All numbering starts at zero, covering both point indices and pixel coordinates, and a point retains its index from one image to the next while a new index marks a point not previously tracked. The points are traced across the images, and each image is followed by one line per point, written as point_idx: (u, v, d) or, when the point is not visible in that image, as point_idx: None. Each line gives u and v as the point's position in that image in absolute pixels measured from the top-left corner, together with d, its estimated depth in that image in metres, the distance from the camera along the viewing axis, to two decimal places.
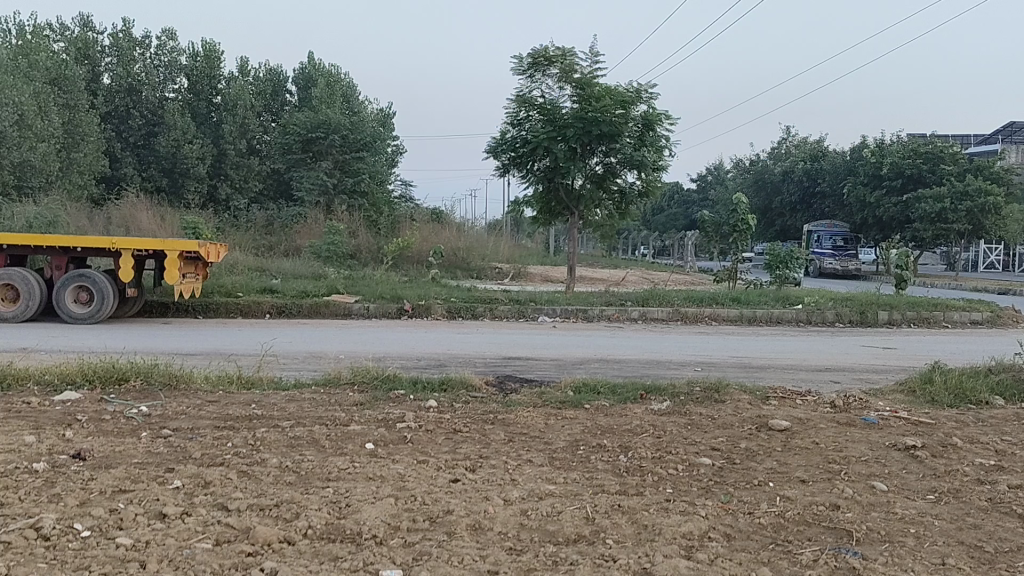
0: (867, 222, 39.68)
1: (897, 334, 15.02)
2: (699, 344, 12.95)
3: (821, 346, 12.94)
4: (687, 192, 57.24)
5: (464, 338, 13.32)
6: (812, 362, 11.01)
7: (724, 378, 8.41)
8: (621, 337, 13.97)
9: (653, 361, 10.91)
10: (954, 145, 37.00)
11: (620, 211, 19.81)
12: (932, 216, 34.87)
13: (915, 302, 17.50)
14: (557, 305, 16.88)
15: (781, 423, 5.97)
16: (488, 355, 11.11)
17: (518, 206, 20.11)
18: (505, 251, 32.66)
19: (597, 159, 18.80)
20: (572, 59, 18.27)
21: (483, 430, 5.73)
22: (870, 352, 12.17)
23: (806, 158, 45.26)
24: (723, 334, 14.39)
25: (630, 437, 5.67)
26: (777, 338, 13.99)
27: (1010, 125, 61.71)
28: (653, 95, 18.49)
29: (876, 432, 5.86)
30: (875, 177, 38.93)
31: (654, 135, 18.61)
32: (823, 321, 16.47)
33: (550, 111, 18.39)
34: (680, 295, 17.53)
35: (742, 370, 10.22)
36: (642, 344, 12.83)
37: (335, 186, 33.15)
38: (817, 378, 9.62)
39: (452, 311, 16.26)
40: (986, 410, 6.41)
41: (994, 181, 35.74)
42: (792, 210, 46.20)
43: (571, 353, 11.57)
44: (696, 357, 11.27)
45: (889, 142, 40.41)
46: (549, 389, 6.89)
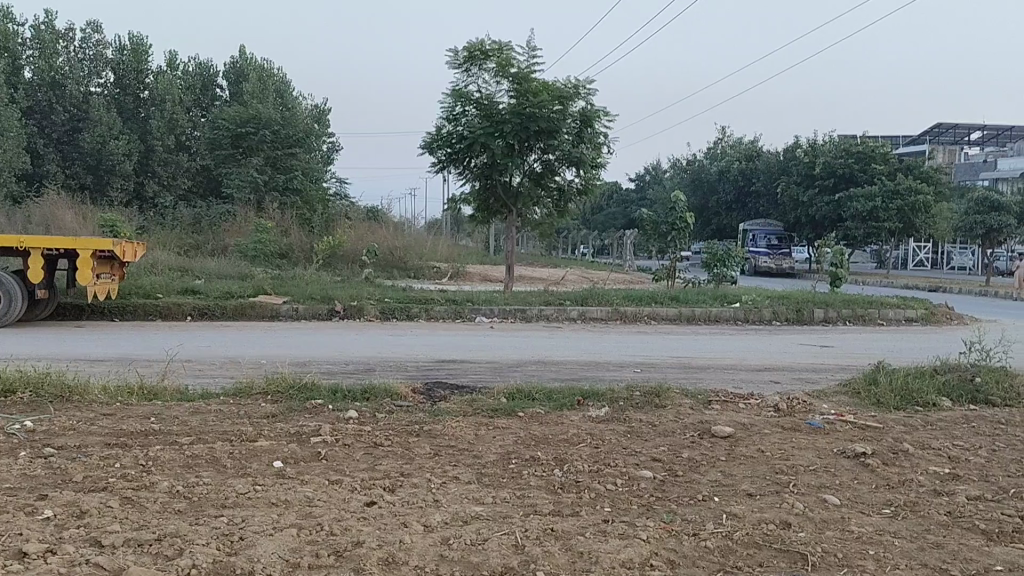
0: (801, 221, 40.14)
1: (835, 332, 14.95)
2: (637, 344, 12.63)
3: (761, 345, 12.76)
4: (625, 192, 57.43)
5: (396, 340, 12.78)
6: (752, 362, 10.76)
7: (665, 382, 8.05)
8: (558, 337, 13.58)
9: (591, 362, 10.54)
10: (884, 145, 37.65)
11: (559, 209, 19.47)
12: (864, 214, 35.45)
13: (850, 300, 17.53)
14: (494, 305, 16.42)
15: (725, 430, 5.61)
16: (420, 359, 10.61)
17: (455, 204, 19.61)
18: (444, 250, 32.09)
19: (535, 156, 18.43)
20: (508, 53, 17.88)
21: (406, 444, 5.25)
22: (808, 350, 12.04)
23: (742, 158, 45.74)
24: (661, 334, 14.10)
25: (565, 448, 5.25)
26: (715, 337, 13.77)
27: (937, 127, 63.46)
28: (590, 92, 18.20)
29: (824, 438, 5.55)
30: (807, 177, 39.46)
31: (592, 132, 18.33)
32: (760, 319, 16.36)
33: (487, 106, 17.94)
34: (618, 294, 17.25)
35: (682, 372, 9.90)
36: (579, 345, 12.46)
37: (266, 183, 32.07)
38: (758, 379, 9.36)
39: (385, 312, 15.72)
40: (933, 413, 6.17)
41: (924, 180, 36.52)
42: (728, 209, 46.59)
43: (507, 355, 11.15)
44: (636, 358, 10.94)
45: (821, 142, 41.05)
46: (480, 395, 6.41)
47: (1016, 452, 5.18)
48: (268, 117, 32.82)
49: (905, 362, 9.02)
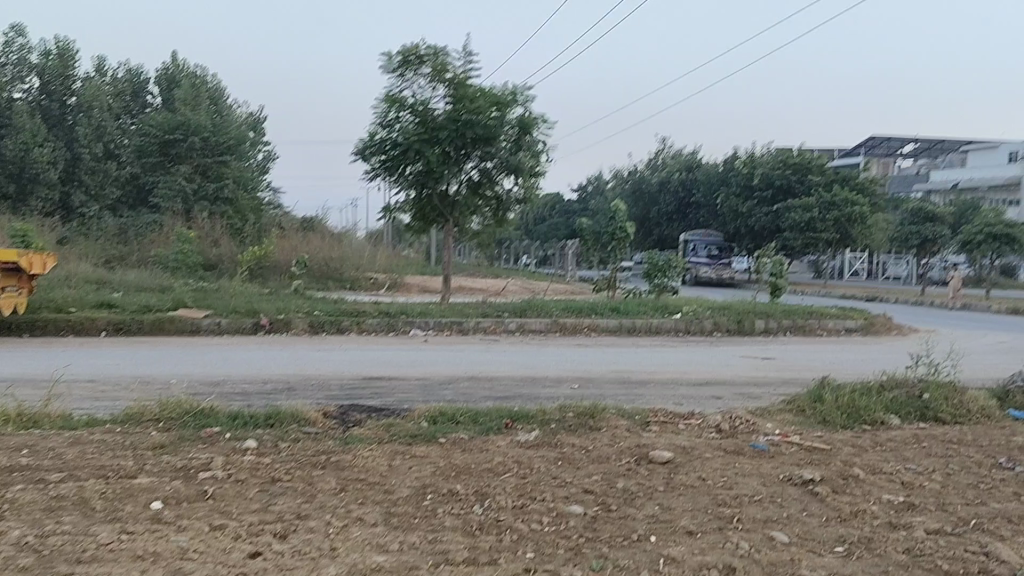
0: (740, 231, 40.32)
1: (776, 343, 14.75)
2: (576, 358, 12.19)
3: (702, 357, 12.47)
4: (568, 202, 57.44)
5: (324, 356, 12.13)
6: (693, 376, 10.38)
7: (601, 402, 7.60)
8: (495, 351, 13.05)
9: (526, 378, 10.05)
10: (821, 156, 38.15)
11: (498, 219, 18.98)
12: (801, 225, 35.82)
13: (790, 310, 17.39)
14: (430, 317, 15.86)
15: (663, 455, 5.16)
16: (346, 377, 10.01)
17: (390, 213, 18.99)
18: (382, 260, 31.38)
19: (472, 165, 17.94)
20: (444, 58, 17.38)
21: (309, 480, 4.71)
22: (750, 363, 11.75)
23: (682, 169, 46.02)
24: (602, 347, 13.70)
25: (488, 479, 4.73)
26: (655, 349, 13.41)
27: (871, 140, 64.92)
28: (529, 98, 17.78)
29: (768, 463, 5.13)
30: (746, 188, 39.77)
31: (530, 140, 17.90)
32: (701, 331, 16.11)
33: (422, 112, 17.40)
34: (557, 305, 16.82)
35: (621, 388, 9.46)
36: (515, 359, 11.94)
37: (194, 192, 31.34)
38: (698, 395, 8.97)
39: (314, 326, 15.07)
40: (882, 433, 5.83)
41: (859, 191, 37.11)
42: (669, 220, 46.74)
43: (440, 371, 10.60)
44: (574, 372, 10.47)
45: (760, 154, 41.48)
46: (399, 420, 5.85)
47: (971, 475, 4.86)
48: (196, 123, 31.54)
49: (850, 377, 8.72)
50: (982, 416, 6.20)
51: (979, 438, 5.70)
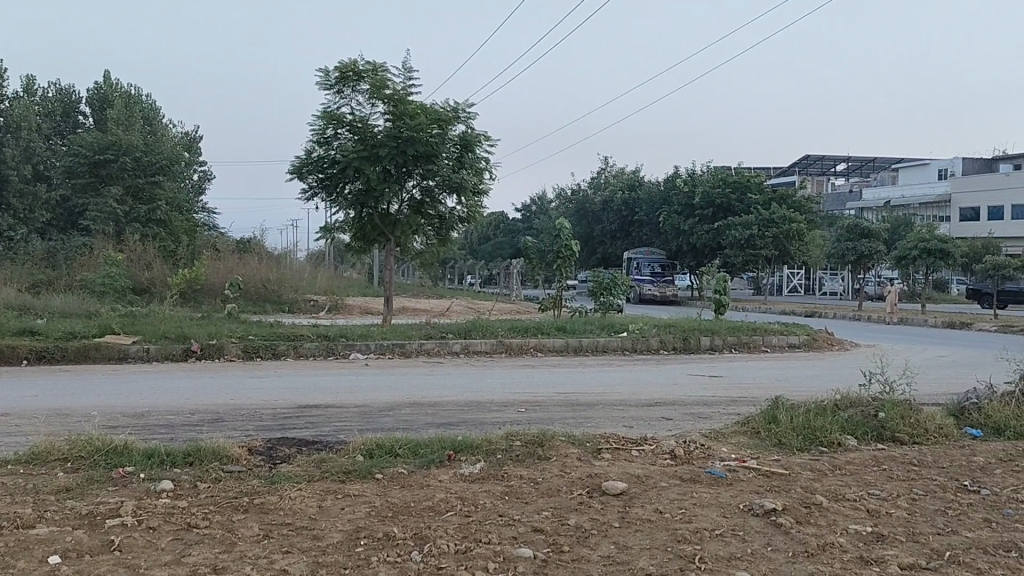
0: (682, 249, 40.52)
1: (722, 361, 14.65)
2: (521, 380, 11.85)
3: (649, 377, 12.23)
4: (512, 222, 57.34)
5: (258, 384, 11.58)
6: (641, 396, 10.11)
7: (548, 428, 7.26)
8: (438, 374, 12.63)
9: (471, 402, 9.67)
10: (759, 175, 38.70)
11: (440, 238, 18.61)
12: (742, 242, 36.18)
13: (735, 327, 17.35)
14: (371, 340, 15.38)
15: (616, 485, 4.84)
16: (280, 407, 9.51)
17: (329, 233, 18.47)
18: (322, 282, 30.69)
19: (414, 183, 17.58)
20: (383, 74, 17.05)
21: (230, 527, 4.26)
22: (698, 382, 11.54)
23: (624, 188, 46.26)
24: (548, 368, 13.38)
25: (428, 520, 4.34)
26: (601, 369, 13.14)
27: (806, 158, 66.37)
28: (471, 116, 17.52)
29: (727, 491, 4.84)
30: (687, 206, 40.08)
31: (473, 157, 17.61)
32: (647, 349, 15.93)
33: (361, 129, 17.00)
34: (502, 325, 16.48)
35: (570, 410, 9.13)
36: (459, 383, 11.54)
37: (125, 214, 30.25)
38: (648, 417, 8.69)
39: (248, 351, 14.49)
40: (840, 455, 5.61)
41: (797, 209, 37.69)
42: (612, 238, 46.84)
43: (381, 398, 10.15)
44: (520, 396, 10.12)
45: (700, 172, 41.89)
46: (332, 454, 5.43)
47: (937, 500, 4.65)
48: (127, 143, 30.39)
49: (801, 396, 8.55)
50: (939, 435, 6.03)
51: (939, 460, 5.51)
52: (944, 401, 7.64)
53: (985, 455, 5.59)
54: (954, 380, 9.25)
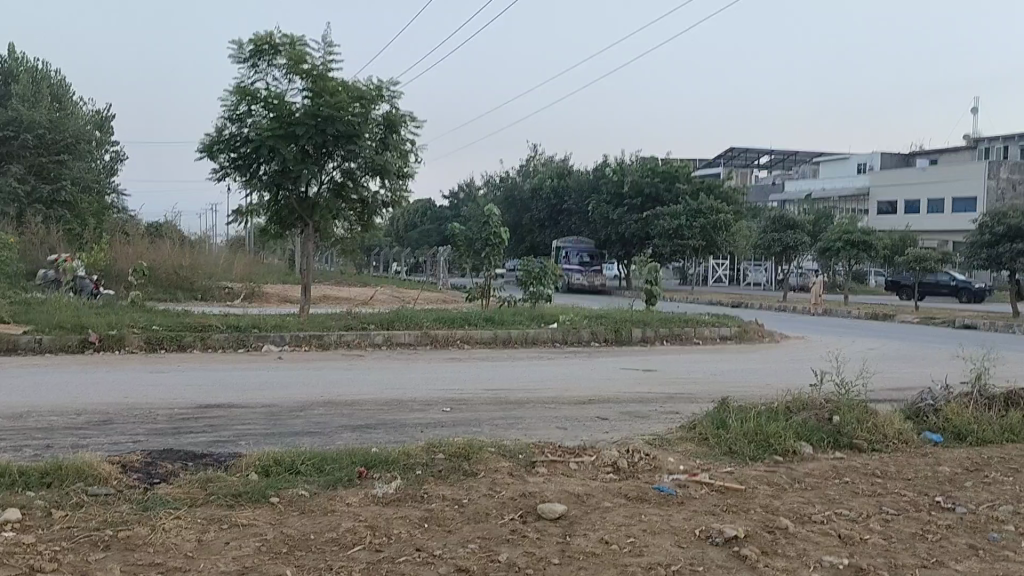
0: (611, 239, 40.17)
1: (655, 353, 14.21)
2: (447, 375, 11.15)
3: (582, 371, 11.66)
4: (439, 209, 56.43)
5: (157, 380, 10.57)
6: (575, 393, 9.53)
7: (475, 436, 6.59)
8: (359, 369, 11.80)
9: (391, 401, 8.92)
10: (687, 165, 38.73)
11: (363, 224, 17.70)
12: (669, 232, 36.06)
13: (666, 318, 16.95)
14: (286, 331, 14.43)
15: (553, 507, 4.19)
16: (178, 407, 8.60)
17: (242, 216, 17.40)
18: (240, 268, 29.33)
19: (334, 164, 16.66)
20: (301, 48, 16.11)
21: (83, 571, 3.44)
22: (631, 376, 11.05)
23: (553, 176, 45.80)
24: (475, 362, 12.68)
25: (331, 557, 3.60)
26: (532, 363, 12.52)
27: (731, 150, 67.18)
28: (395, 94, 16.67)
29: (679, 513, 4.24)
30: (616, 196, 39.80)
31: (397, 139, 16.77)
32: (578, 341, 15.39)
33: (277, 106, 16.03)
34: (427, 316, 15.68)
35: (498, 410, 8.48)
36: (381, 378, 10.76)
37: (27, 194, 28.24)
38: (583, 417, 8.10)
39: (151, 342, 13.41)
40: (797, 466, 5.08)
41: (724, 200, 37.81)
42: (541, 227, 46.36)
43: (293, 396, 9.32)
44: (446, 393, 9.44)
45: (628, 161, 41.67)
46: (222, 474, 4.63)
47: (913, 522, 4.14)
48: (30, 118, 28.43)
49: (746, 398, 8.07)
50: (900, 442, 5.56)
51: (904, 470, 5.03)
52: (896, 400, 7.25)
53: (951, 465, 5.13)
54: (896, 376, 8.91)
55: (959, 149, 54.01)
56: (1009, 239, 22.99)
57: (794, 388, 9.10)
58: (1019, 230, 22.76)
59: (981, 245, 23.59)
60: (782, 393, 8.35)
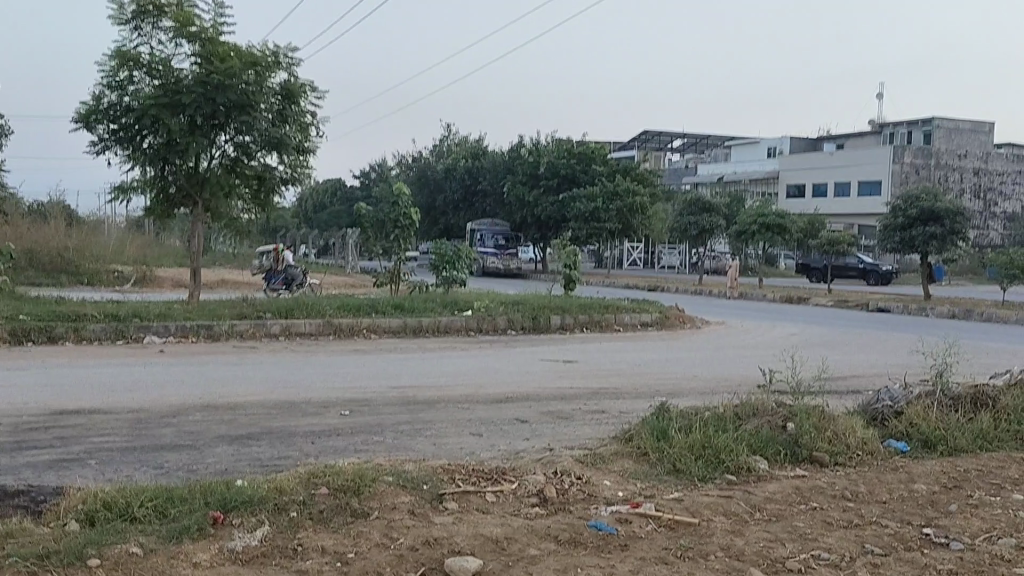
0: (526, 222, 39.38)
1: (575, 342, 13.45)
2: (349, 370, 10.07)
3: (498, 364, 10.75)
4: (350, 190, 54.68)
5: (11, 379, 9.19)
6: (490, 390, 8.63)
7: (374, 456, 5.61)
8: (250, 365, 10.59)
9: (281, 404, 7.85)
10: (602, 146, 38.11)
11: (260, 203, 16.32)
12: (585, 215, 35.46)
13: (585, 304, 16.18)
14: (171, 320, 13.04)
15: (464, 561, 3.25)
16: (26, 414, 7.35)
17: (123, 192, 15.85)
18: (132, 251, 27.37)
19: (227, 138, 15.30)
20: (189, 9, 14.67)
21: None
22: (551, 369, 10.23)
23: (467, 157, 44.68)
24: (383, 354, 11.60)
25: None
26: (443, 355, 11.53)
27: (645, 134, 67.32)
28: (294, 62, 15.45)
29: (622, 563, 3.35)
30: (532, 177, 38.93)
31: (297, 110, 15.51)
32: (494, 329, 14.50)
33: (163, 72, 14.65)
34: (331, 303, 14.48)
35: (403, 413, 7.49)
36: (275, 376, 9.63)
37: None
38: (499, 420, 7.22)
39: (15, 332, 11.89)
40: (755, 488, 4.28)
41: (640, 182, 37.42)
42: (455, 209, 45.12)
43: (168, 399, 8.13)
44: (345, 393, 8.40)
45: (543, 142, 40.89)
46: (29, 525, 3.53)
47: (907, 568, 3.36)
48: None
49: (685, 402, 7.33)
50: (864, 454, 4.84)
51: (876, 491, 4.31)
52: (844, 400, 6.63)
53: (925, 483, 4.45)
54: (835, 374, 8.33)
55: (865, 134, 55.18)
56: (920, 223, 23.19)
57: (732, 391, 8.41)
58: (931, 213, 22.99)
59: (893, 228, 23.69)
60: (720, 396, 7.63)
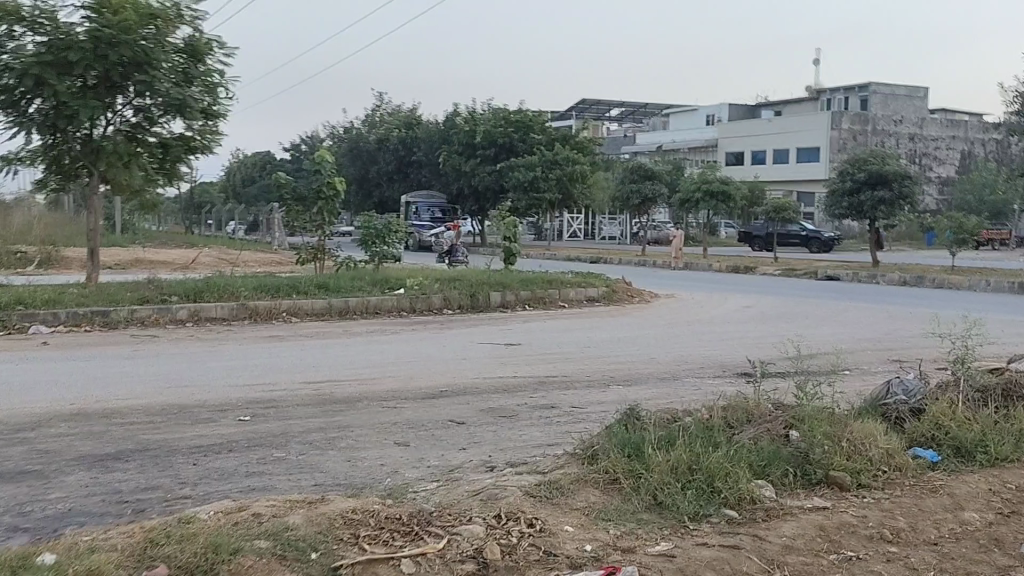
0: (463, 193, 38.07)
1: (516, 320, 12.34)
2: (260, 361, 8.77)
3: (431, 349, 9.57)
4: (280, 163, 52.53)
5: None
6: (421, 383, 7.45)
7: (266, 494, 4.39)
8: (145, 357, 9.21)
9: (166, 410, 6.54)
10: (540, 114, 36.91)
11: (166, 174, 14.68)
12: (524, 184, 34.23)
13: (527, 279, 15.03)
14: (64, 307, 11.49)
15: None
16: None
17: (8, 162, 14.02)
18: (39, 228, 25.28)
19: (126, 100, 13.65)
20: None
21: None
22: (491, 354, 9.12)
23: (400, 126, 43.11)
24: (303, 340, 10.30)
25: None
26: (369, 341, 10.26)
27: (583, 103, 66.39)
28: (198, 16, 13.90)
29: None
30: (468, 146, 37.54)
31: (203, 70, 14.01)
32: (428, 309, 13.28)
33: (47, 26, 12.91)
34: (246, 283, 13.05)
35: (315, 416, 6.26)
36: (168, 371, 8.27)
37: None
38: (430, 422, 6.06)
39: None
40: (767, 530, 3.21)
41: (580, 150, 36.32)
42: (388, 180, 43.29)
43: (28, 406, 6.72)
44: (248, 392, 7.11)
45: (480, 110, 39.50)
46: None
47: None
48: None
49: (652, 402, 6.26)
50: (892, 471, 3.83)
51: (921, 527, 3.29)
52: (837, 395, 5.68)
53: (975, 511, 3.47)
54: (814, 371, 7.38)
55: (801, 101, 55.08)
56: (868, 186, 22.62)
57: (696, 381, 7.38)
58: (879, 176, 22.42)
59: (841, 193, 23.09)
60: (685, 393, 6.59)
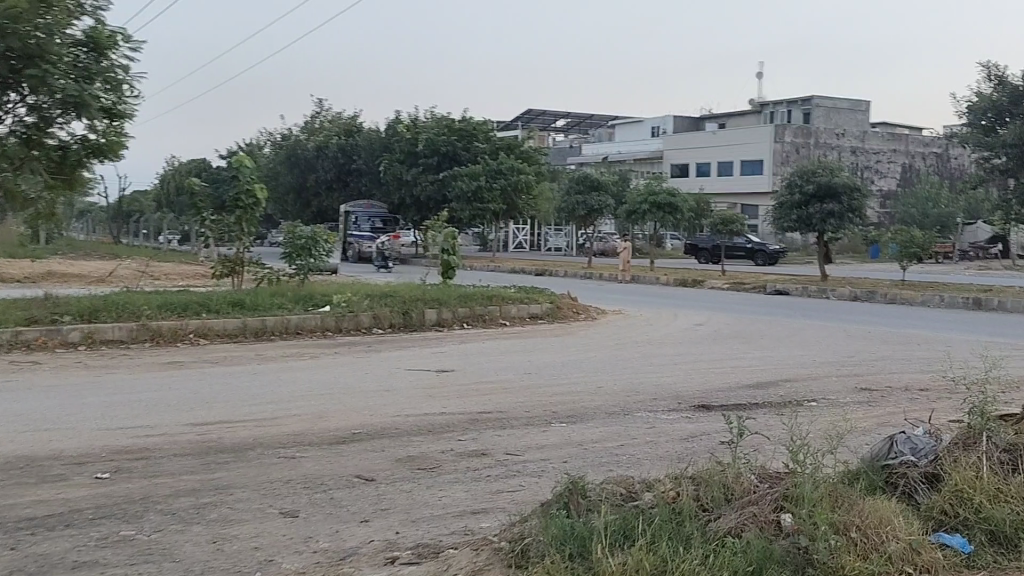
0: (404, 203, 36.83)
1: (450, 341, 11.24)
2: (147, 395, 7.53)
3: (347, 378, 8.40)
4: (214, 170, 50.47)
5: None
6: (330, 424, 6.33)
7: None
8: (9, 390, 7.86)
9: (8, 464, 5.31)
10: (485, 123, 35.98)
11: (67, 180, 13.31)
12: (468, 195, 33.15)
13: (466, 294, 13.97)
14: None
15: None
16: None
17: None
18: None
19: (18, 97, 12.23)
20: None
21: None
22: (416, 384, 8.01)
23: (340, 133, 41.71)
24: (204, 367, 9.05)
25: None
26: (279, 368, 9.01)
27: (528, 113, 65.63)
28: (100, 7, 12.63)
29: None
30: (409, 154, 36.37)
31: (106, 66, 12.72)
32: (356, 328, 12.14)
33: None
34: (149, 301, 11.72)
35: (190, 473, 5.10)
36: (31, 410, 6.97)
37: None
38: (331, 479, 4.96)
39: None
40: None
41: (525, 160, 35.54)
42: (328, 189, 41.83)
43: None
44: (118, 439, 5.90)
45: (423, 117, 38.45)
46: None
47: None
48: None
49: (602, 455, 5.28)
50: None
51: None
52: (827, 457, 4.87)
53: None
54: (782, 409, 6.50)
55: (745, 113, 55.15)
56: (817, 199, 22.14)
57: (648, 419, 6.43)
58: (827, 189, 21.99)
59: (789, 206, 22.53)
60: (639, 441, 5.62)
